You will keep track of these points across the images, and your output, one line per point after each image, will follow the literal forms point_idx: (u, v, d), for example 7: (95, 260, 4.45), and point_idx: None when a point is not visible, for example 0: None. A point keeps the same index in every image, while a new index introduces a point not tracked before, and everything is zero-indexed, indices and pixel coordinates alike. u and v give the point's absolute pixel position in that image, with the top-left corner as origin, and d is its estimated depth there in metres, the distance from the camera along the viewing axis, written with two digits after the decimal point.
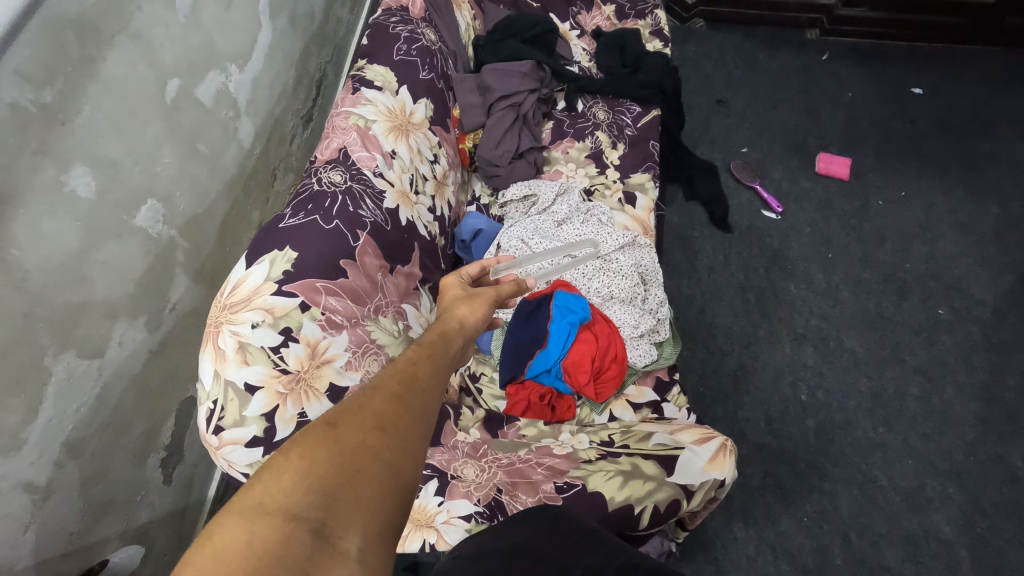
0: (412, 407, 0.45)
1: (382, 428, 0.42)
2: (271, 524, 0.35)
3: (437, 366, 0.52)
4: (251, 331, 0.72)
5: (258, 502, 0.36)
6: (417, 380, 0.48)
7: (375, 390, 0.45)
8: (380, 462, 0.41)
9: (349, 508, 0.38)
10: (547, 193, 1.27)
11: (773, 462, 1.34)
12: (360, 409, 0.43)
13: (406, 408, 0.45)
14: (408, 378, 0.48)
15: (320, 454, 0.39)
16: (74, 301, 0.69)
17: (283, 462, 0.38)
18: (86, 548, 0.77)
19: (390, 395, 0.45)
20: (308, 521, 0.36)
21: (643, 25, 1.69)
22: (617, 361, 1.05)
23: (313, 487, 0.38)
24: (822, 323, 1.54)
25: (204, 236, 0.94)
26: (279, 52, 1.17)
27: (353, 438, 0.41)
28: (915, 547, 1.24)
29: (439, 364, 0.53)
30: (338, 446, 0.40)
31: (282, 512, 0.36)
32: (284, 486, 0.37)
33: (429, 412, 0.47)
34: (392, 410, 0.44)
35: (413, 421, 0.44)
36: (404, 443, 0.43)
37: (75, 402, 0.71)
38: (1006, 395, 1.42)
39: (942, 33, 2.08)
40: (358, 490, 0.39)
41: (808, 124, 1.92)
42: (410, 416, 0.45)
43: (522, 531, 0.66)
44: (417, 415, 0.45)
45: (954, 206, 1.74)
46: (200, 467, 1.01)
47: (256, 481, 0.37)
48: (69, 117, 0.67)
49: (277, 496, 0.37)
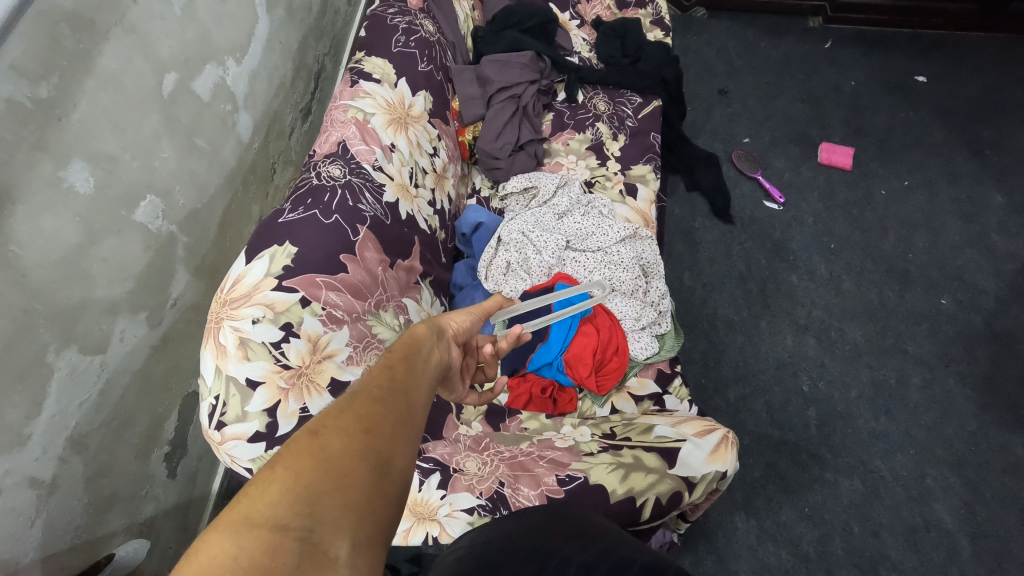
0: (395, 409, 0.45)
1: (366, 431, 0.41)
2: (258, 537, 0.34)
3: (417, 366, 0.51)
4: (252, 326, 0.71)
5: (245, 516, 0.35)
6: (399, 381, 0.47)
7: (355, 395, 0.44)
8: (367, 466, 0.40)
9: (337, 514, 0.37)
10: (547, 185, 1.25)
11: (774, 452, 1.34)
12: (343, 414, 0.42)
13: (388, 411, 0.44)
14: (390, 380, 0.47)
15: (306, 463, 0.38)
16: (74, 297, 0.69)
17: (268, 476, 0.37)
18: (93, 541, 0.78)
19: (372, 397, 0.44)
20: (295, 530, 0.35)
21: (644, 15, 1.68)
22: (619, 354, 1.06)
23: (299, 497, 0.36)
24: (823, 313, 1.54)
25: (204, 230, 0.93)
26: (277, 45, 1.17)
27: (338, 445, 0.40)
28: (916, 535, 1.24)
29: (419, 365, 0.52)
30: (324, 454, 0.39)
31: (268, 524, 0.35)
32: (270, 499, 0.36)
33: (412, 412, 0.46)
34: (376, 413, 0.43)
35: (396, 423, 0.44)
36: (389, 446, 0.42)
37: (79, 397, 0.71)
38: (1007, 384, 1.42)
39: (947, 19, 2.06)
40: (345, 496, 0.38)
41: (810, 114, 1.90)
42: (393, 418, 0.44)
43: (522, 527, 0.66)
44: (400, 417, 0.44)
45: (957, 195, 1.73)
46: (204, 461, 1.02)
47: (241, 496, 0.36)
48: (65, 113, 0.66)
49: (264, 509, 0.35)
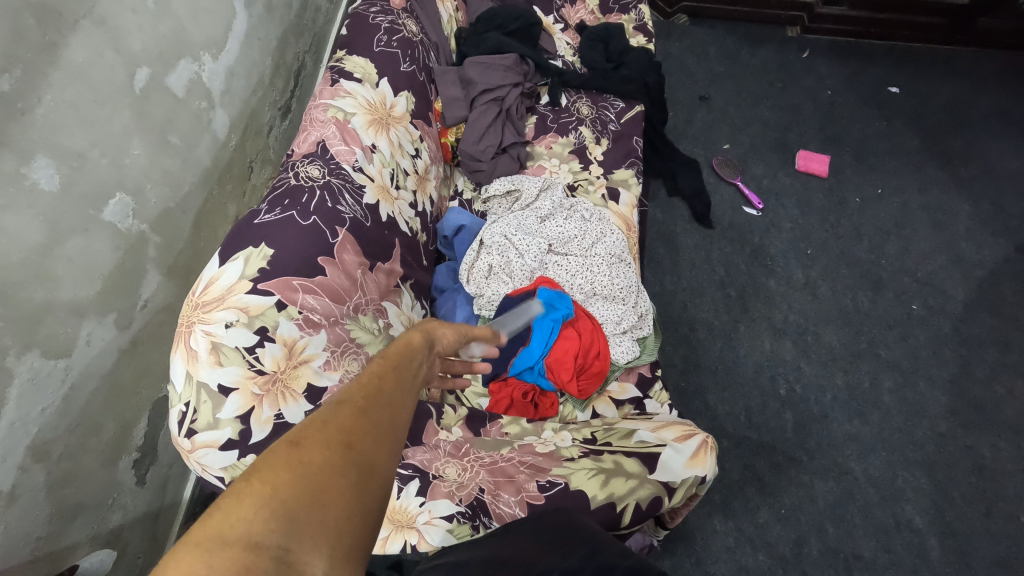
0: (378, 423, 0.44)
1: (347, 445, 0.40)
2: (229, 556, 0.32)
3: (404, 379, 0.50)
4: (226, 330, 0.70)
5: (217, 533, 0.33)
6: (384, 394, 0.46)
7: (339, 406, 0.43)
8: (346, 481, 0.39)
9: (314, 532, 0.36)
10: (530, 188, 1.25)
11: (751, 455, 1.36)
12: (324, 425, 0.40)
13: (371, 424, 0.43)
14: (375, 391, 0.46)
15: (283, 478, 0.36)
16: (36, 300, 0.66)
17: (244, 488, 0.35)
18: (56, 552, 0.75)
19: (356, 409, 0.43)
20: (271, 548, 0.34)
21: (627, 20, 1.69)
22: (601, 358, 1.06)
23: (275, 513, 0.35)
24: (799, 318, 1.57)
25: (178, 230, 0.91)
26: (255, 41, 1.14)
27: (317, 458, 0.38)
28: (887, 535, 1.27)
29: (407, 377, 0.51)
30: (303, 468, 0.37)
31: (242, 542, 0.33)
32: (244, 514, 0.34)
33: (396, 427, 0.45)
34: (358, 426, 0.42)
35: (379, 437, 0.43)
36: (371, 460, 0.41)
37: (41, 403, 0.68)
38: (975, 387, 1.46)
39: (918, 32, 2.12)
40: (322, 513, 0.37)
41: (788, 122, 1.94)
42: (376, 433, 0.43)
43: (502, 545, 0.64)
44: (383, 432, 0.43)
45: (928, 203, 1.78)
46: (175, 468, 0.99)
47: (214, 510, 0.34)
48: (29, 106, 0.64)
49: (237, 525, 0.34)
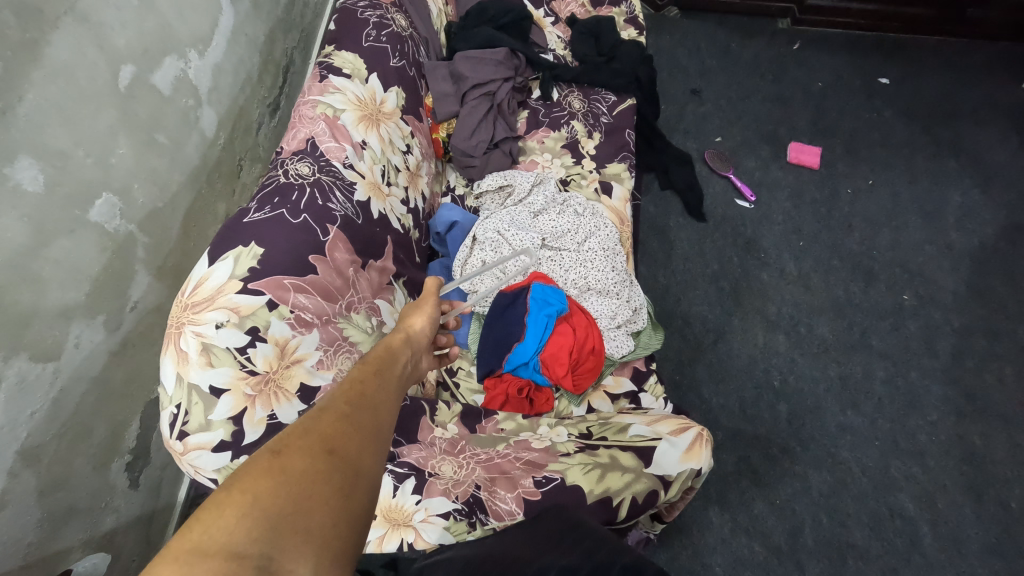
0: (361, 427, 0.46)
1: (331, 451, 0.42)
2: (211, 566, 0.33)
3: (385, 383, 0.54)
4: (215, 331, 0.69)
5: (196, 546, 0.34)
6: (367, 399, 0.49)
7: (323, 413, 0.45)
8: (330, 486, 0.40)
9: (299, 539, 0.37)
10: (523, 183, 1.24)
11: (746, 447, 1.37)
12: (308, 433, 0.42)
13: (355, 428, 0.45)
14: (357, 398, 0.48)
15: (265, 486, 0.38)
16: (23, 304, 0.65)
17: (226, 498, 0.37)
18: (49, 557, 0.74)
19: (339, 415, 0.45)
20: (253, 558, 0.35)
21: (618, 13, 1.68)
22: (595, 353, 1.04)
23: (259, 522, 0.36)
24: (793, 309, 1.57)
25: (166, 230, 0.89)
26: (243, 37, 1.12)
27: (300, 464, 0.40)
28: (882, 524, 1.28)
29: (388, 380, 0.55)
30: (285, 474, 0.39)
31: (223, 552, 0.34)
32: (226, 524, 0.36)
33: (380, 430, 0.47)
34: (341, 430, 0.44)
35: (363, 441, 0.45)
36: (356, 463, 0.43)
37: (29, 406, 0.67)
38: (965, 376, 1.48)
39: (908, 23, 2.13)
40: (308, 519, 0.38)
41: (780, 114, 1.94)
42: (359, 437, 0.45)
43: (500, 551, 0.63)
44: (366, 434, 0.46)
45: (918, 194, 1.79)
46: (169, 469, 0.98)
47: (192, 522, 0.35)
48: (10, 106, 0.62)
49: (217, 537, 0.35)
